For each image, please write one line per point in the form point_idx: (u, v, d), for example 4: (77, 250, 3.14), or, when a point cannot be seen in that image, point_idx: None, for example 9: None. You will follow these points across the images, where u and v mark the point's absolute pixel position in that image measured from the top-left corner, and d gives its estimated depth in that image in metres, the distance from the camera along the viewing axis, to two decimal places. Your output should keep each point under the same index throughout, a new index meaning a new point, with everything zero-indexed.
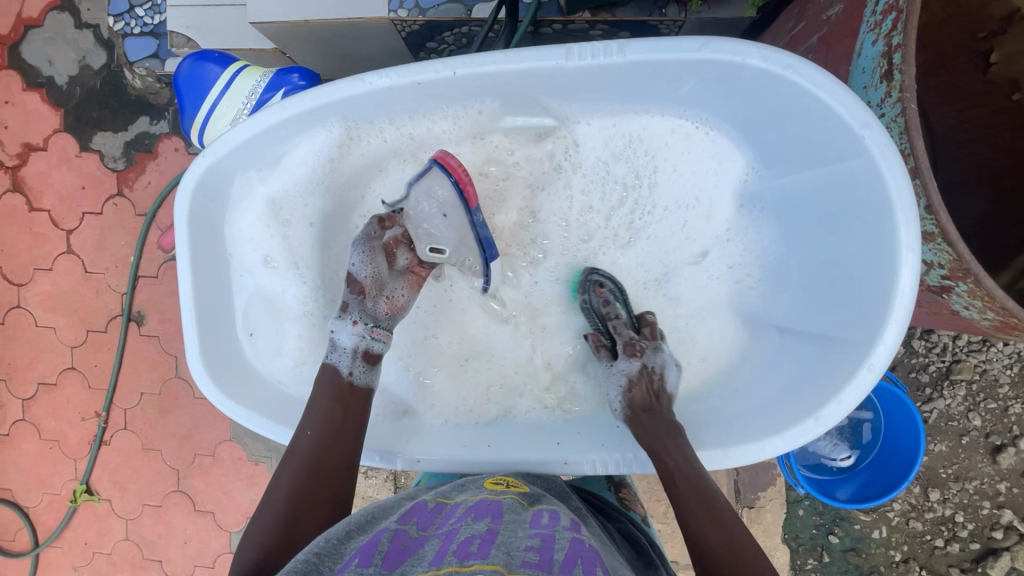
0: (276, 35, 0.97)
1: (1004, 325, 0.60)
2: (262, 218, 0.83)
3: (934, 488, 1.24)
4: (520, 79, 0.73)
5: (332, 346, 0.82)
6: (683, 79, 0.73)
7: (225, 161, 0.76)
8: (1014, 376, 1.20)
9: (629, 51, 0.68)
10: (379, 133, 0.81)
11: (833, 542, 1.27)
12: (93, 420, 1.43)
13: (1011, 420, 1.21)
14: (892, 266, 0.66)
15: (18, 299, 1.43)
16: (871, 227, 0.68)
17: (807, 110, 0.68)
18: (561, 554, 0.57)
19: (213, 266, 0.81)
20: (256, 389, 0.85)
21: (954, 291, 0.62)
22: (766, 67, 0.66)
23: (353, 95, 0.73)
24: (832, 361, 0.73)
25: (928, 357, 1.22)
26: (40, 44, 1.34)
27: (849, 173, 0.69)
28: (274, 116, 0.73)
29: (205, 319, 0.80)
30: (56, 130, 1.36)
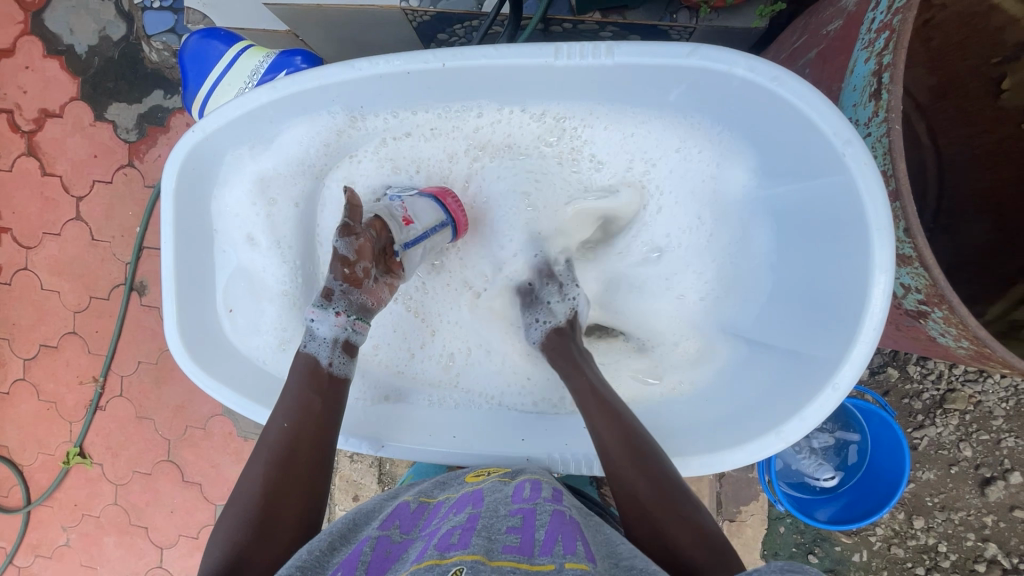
0: (288, 17, 0.98)
1: (980, 355, 0.59)
2: (249, 196, 0.85)
3: (918, 516, 1.23)
4: (515, 75, 0.73)
5: (309, 335, 0.79)
6: (672, 84, 0.73)
7: (214, 137, 0.77)
8: (1009, 410, 1.18)
9: (617, 54, 0.68)
10: (372, 119, 0.82)
11: (812, 562, 1.26)
12: (90, 385, 1.46)
13: (1002, 454, 1.19)
14: (864, 288, 0.65)
15: (26, 261, 1.46)
16: (847, 245, 0.67)
17: (791, 123, 0.68)
18: (541, 531, 0.58)
19: (196, 239, 0.83)
20: (230, 363, 0.86)
21: (930, 314, 0.61)
22: (753, 78, 0.65)
23: (341, 80, 0.73)
24: (798, 379, 0.73)
25: (923, 384, 1.20)
26: (63, 13, 1.37)
27: (828, 189, 0.68)
28: (264, 96, 0.74)
29: (184, 290, 0.81)
30: (72, 98, 1.39)
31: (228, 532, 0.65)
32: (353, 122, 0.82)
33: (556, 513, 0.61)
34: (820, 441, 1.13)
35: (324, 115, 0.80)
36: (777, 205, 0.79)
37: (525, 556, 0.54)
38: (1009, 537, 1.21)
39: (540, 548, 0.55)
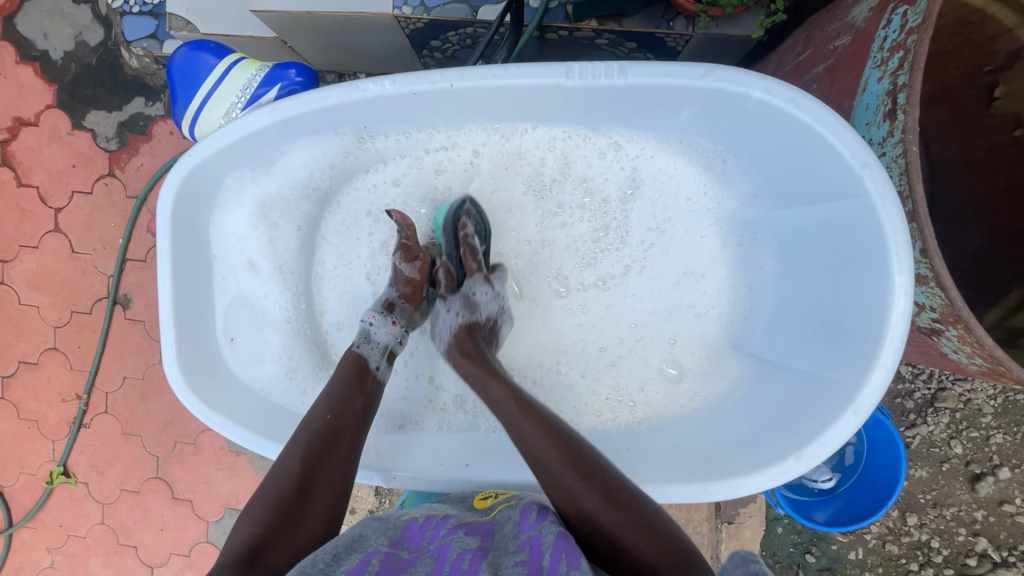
0: (277, 24, 0.95)
1: (992, 372, 0.59)
2: (250, 219, 0.82)
3: (912, 512, 1.25)
4: (521, 91, 0.72)
5: (364, 337, 0.83)
6: (684, 106, 0.73)
7: (213, 161, 0.75)
8: (998, 407, 1.21)
9: (631, 75, 0.67)
10: (381, 139, 0.81)
11: (809, 562, 1.28)
12: (74, 402, 1.41)
13: (991, 450, 1.22)
14: (883, 310, 0.65)
15: (3, 275, 1.41)
16: (864, 268, 0.68)
17: (805, 145, 0.68)
18: (547, 558, 0.56)
19: (195, 266, 0.80)
20: (232, 395, 0.83)
21: (942, 332, 0.62)
22: (769, 99, 0.66)
23: (345, 103, 0.71)
24: (819, 401, 0.73)
25: (914, 383, 1.22)
26: (36, 17, 1.32)
27: (844, 211, 0.68)
28: (264, 118, 0.72)
29: (183, 319, 0.78)
30: (49, 106, 1.34)
31: (254, 515, 0.62)
32: (362, 143, 0.81)
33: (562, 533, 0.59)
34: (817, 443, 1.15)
35: (333, 136, 0.79)
36: (793, 224, 0.80)
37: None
38: (998, 532, 1.24)
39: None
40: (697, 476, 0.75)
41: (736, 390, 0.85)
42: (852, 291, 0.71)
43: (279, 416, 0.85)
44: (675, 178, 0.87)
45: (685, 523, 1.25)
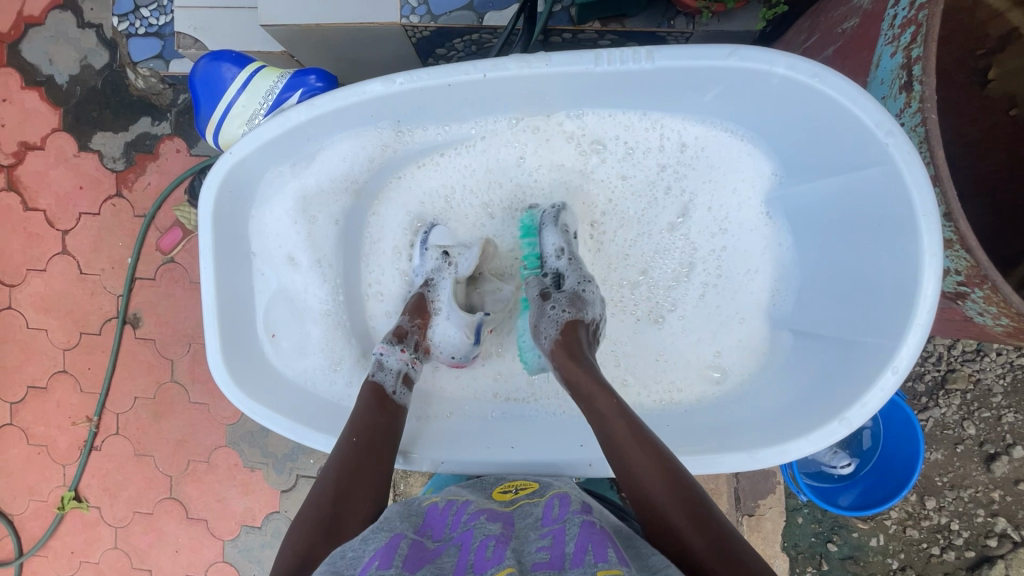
0: (286, 38, 0.97)
1: (1017, 331, 0.63)
2: (289, 214, 0.84)
3: (930, 496, 1.26)
4: (551, 82, 0.74)
5: (377, 366, 0.82)
6: (707, 85, 0.75)
7: (252, 159, 0.76)
8: (1007, 386, 1.22)
9: (657, 58, 0.69)
10: (418, 133, 0.83)
11: (831, 550, 1.28)
12: (84, 425, 1.40)
13: (1003, 429, 1.23)
14: (915, 272, 0.67)
15: (10, 300, 1.40)
16: (892, 233, 0.70)
17: (828, 115, 0.70)
18: (572, 545, 0.54)
19: (236, 262, 0.81)
20: (274, 387, 0.84)
21: (970, 296, 0.65)
22: (792, 75, 0.68)
23: (383, 94, 0.73)
24: (853, 367, 0.74)
25: (924, 366, 1.25)
26: (42, 43, 1.33)
27: (870, 179, 0.70)
28: (303, 115, 0.74)
29: (226, 315, 0.79)
30: (55, 129, 1.35)
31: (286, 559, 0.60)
32: (399, 137, 0.83)
33: (586, 524, 0.58)
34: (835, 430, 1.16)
35: (372, 130, 0.80)
36: (818, 197, 0.81)
37: (557, 571, 0.52)
38: (1017, 512, 1.24)
39: (570, 560, 0.52)
40: (742, 446, 0.77)
41: (774, 363, 0.87)
42: (882, 255, 0.72)
43: (322, 408, 0.85)
44: (710, 164, 0.88)
45: None
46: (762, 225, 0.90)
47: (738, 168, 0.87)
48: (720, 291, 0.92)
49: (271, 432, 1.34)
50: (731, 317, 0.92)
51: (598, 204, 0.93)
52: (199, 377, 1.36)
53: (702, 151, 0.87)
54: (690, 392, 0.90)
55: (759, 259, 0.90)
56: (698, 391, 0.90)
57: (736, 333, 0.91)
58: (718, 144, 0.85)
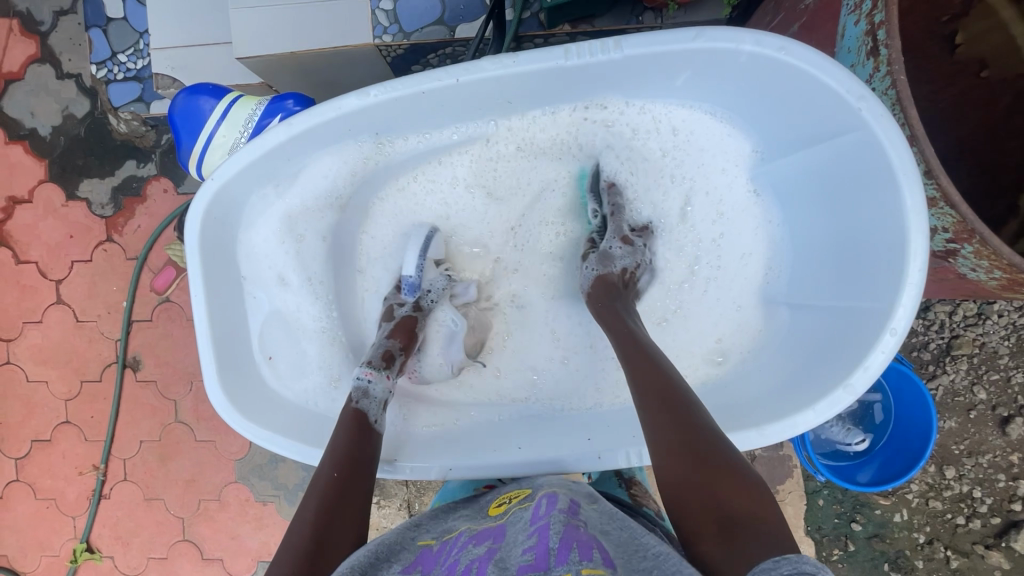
0: (263, 69, 0.99)
1: (1012, 282, 0.63)
2: (277, 234, 0.84)
3: (949, 465, 1.25)
4: (525, 81, 0.75)
5: (362, 393, 0.81)
6: (679, 69, 0.75)
7: (235, 183, 0.77)
8: (1013, 347, 1.22)
9: (626, 47, 0.70)
10: (399, 143, 0.84)
11: (856, 530, 1.27)
12: (91, 474, 1.38)
13: (1014, 390, 1.23)
14: (901, 232, 0.67)
15: (8, 355, 1.39)
16: (873, 195, 0.70)
17: (800, 87, 0.71)
18: (555, 545, 0.54)
19: (227, 287, 0.81)
20: (274, 409, 0.83)
21: (959, 253, 0.66)
22: (760, 51, 0.69)
23: (361, 107, 0.74)
24: (852, 334, 0.74)
25: (928, 335, 1.24)
26: (22, 97, 1.34)
27: (846, 145, 0.71)
28: (283, 135, 0.74)
29: (220, 341, 0.79)
30: (41, 181, 1.35)
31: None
32: (381, 149, 0.84)
33: (570, 523, 0.58)
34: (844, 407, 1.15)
35: (353, 144, 0.81)
36: (799, 170, 0.82)
37: (540, 570, 0.51)
38: None
39: (554, 559, 0.52)
40: (750, 423, 0.77)
41: (774, 339, 0.87)
42: (868, 220, 0.73)
43: (325, 426, 0.85)
44: (693, 147, 0.87)
45: None
46: (749, 203, 0.89)
47: (722, 147, 0.87)
48: (713, 276, 0.92)
49: (280, 463, 1.32)
50: (722, 301, 0.92)
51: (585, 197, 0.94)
52: (204, 415, 1.35)
53: (683, 133, 0.86)
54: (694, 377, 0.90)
55: (749, 239, 0.90)
56: (702, 375, 0.90)
57: (731, 317, 0.91)
58: (699, 125, 0.85)
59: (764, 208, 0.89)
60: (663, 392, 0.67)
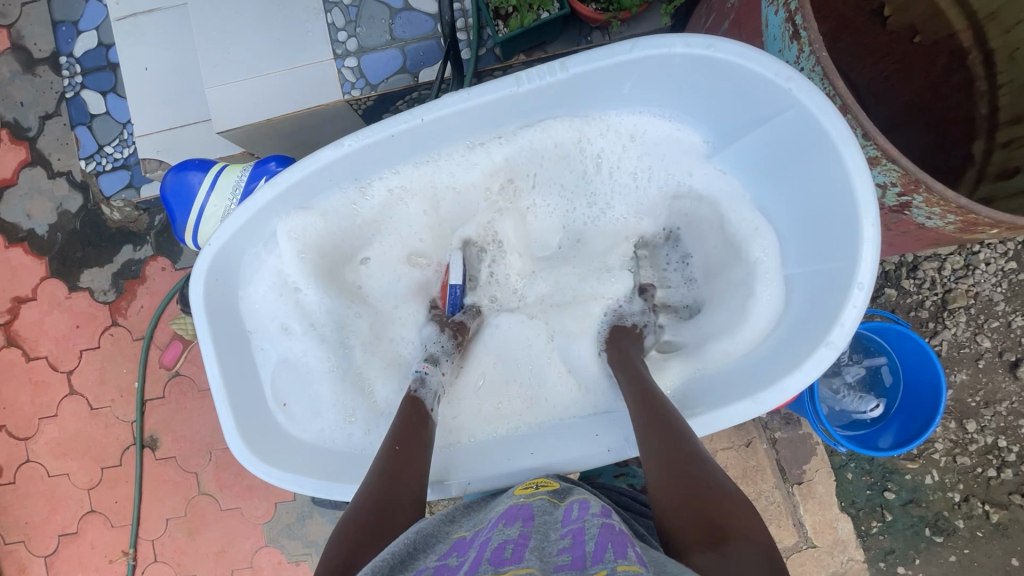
0: (243, 139, 1.04)
1: (967, 224, 0.66)
2: (274, 287, 0.88)
3: (969, 419, 1.25)
4: (483, 111, 0.80)
5: (419, 383, 0.85)
6: (621, 78, 0.80)
7: (228, 246, 0.81)
8: (1007, 292, 1.24)
9: (570, 66, 0.76)
10: (378, 185, 0.88)
11: (891, 499, 1.26)
12: (122, 560, 1.38)
13: (1017, 334, 1.24)
14: (851, 192, 0.70)
15: (27, 453, 1.41)
16: (820, 164, 0.74)
17: (734, 79, 0.76)
18: (592, 545, 0.55)
19: (235, 342, 0.84)
20: (293, 452, 0.86)
21: (915, 204, 0.68)
22: (691, 51, 0.74)
23: (336, 158, 0.79)
24: (821, 295, 0.77)
25: (921, 293, 1.26)
26: (17, 201, 1.40)
27: (787, 123, 0.75)
28: (267, 194, 0.79)
29: (235, 395, 0.82)
30: (44, 278, 1.40)
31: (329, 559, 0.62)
32: (363, 192, 0.88)
33: (605, 525, 0.59)
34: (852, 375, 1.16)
35: (334, 192, 0.85)
36: (748, 152, 0.85)
37: (579, 569, 0.52)
38: None
39: (590, 556, 0.53)
40: (744, 395, 0.79)
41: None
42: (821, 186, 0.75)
43: (346, 461, 0.87)
44: (655, 146, 0.91)
45: (756, 496, 1.25)
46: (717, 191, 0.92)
47: (679, 140, 0.89)
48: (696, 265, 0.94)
49: (309, 519, 1.33)
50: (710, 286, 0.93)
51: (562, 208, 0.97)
52: (227, 483, 1.36)
53: (642, 134, 0.89)
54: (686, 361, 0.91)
55: None
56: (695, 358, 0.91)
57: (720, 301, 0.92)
58: (656, 125, 0.89)
59: None
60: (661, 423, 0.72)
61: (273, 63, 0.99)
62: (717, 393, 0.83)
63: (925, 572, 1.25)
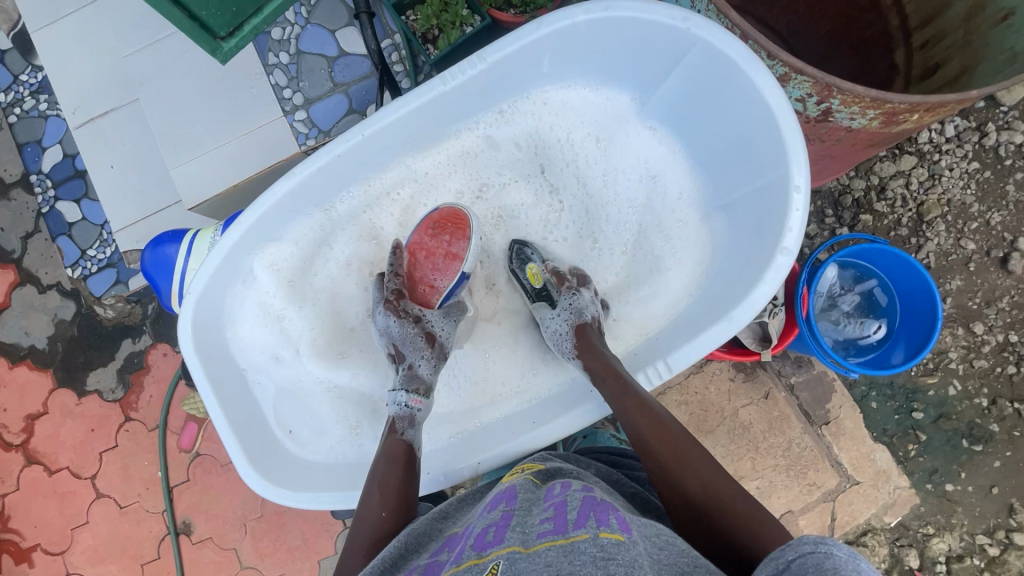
0: (213, 210, 1.08)
1: (886, 114, 0.71)
2: (260, 321, 0.97)
3: (975, 322, 1.26)
4: (422, 115, 0.92)
5: (408, 420, 0.88)
6: (541, 58, 0.93)
7: (207, 293, 0.90)
8: (976, 192, 1.27)
9: (487, 57, 0.87)
10: (341, 204, 1.00)
11: (921, 418, 1.25)
12: None
13: (998, 230, 1.27)
14: (762, 104, 0.82)
15: (65, 566, 1.40)
16: (740, 89, 0.85)
17: (642, 36, 0.89)
18: (574, 513, 0.60)
19: (232, 382, 0.92)
20: (305, 470, 0.93)
21: (836, 109, 0.74)
22: (592, 16, 0.86)
23: (292, 188, 0.89)
24: (768, 205, 0.88)
25: (896, 212, 1.28)
26: (13, 321, 1.43)
27: (698, 59, 0.87)
28: (238, 233, 0.89)
29: (242, 429, 0.89)
30: (51, 389, 1.42)
31: None
32: (330, 215, 1.00)
33: (586, 496, 0.63)
34: (850, 302, 1.15)
35: (306, 218, 0.98)
36: (671, 98, 0.98)
37: (562, 533, 0.57)
38: None
39: (573, 523, 0.58)
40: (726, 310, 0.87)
41: (719, 245, 0.99)
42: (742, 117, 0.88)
43: (355, 469, 0.94)
44: (578, 114, 1.03)
45: (787, 445, 1.24)
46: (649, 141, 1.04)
47: (604, 103, 1.02)
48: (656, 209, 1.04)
49: None
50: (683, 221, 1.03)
51: (529, 183, 1.08)
52: (266, 552, 1.35)
53: (562, 109, 1.03)
54: (674, 296, 1.01)
55: (674, 165, 1.03)
56: (680, 292, 1.00)
57: (692, 236, 1.02)
58: (575, 96, 1.02)
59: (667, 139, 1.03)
60: (638, 402, 0.81)
61: (230, 132, 1.04)
62: (706, 317, 0.91)
63: (973, 484, 1.23)
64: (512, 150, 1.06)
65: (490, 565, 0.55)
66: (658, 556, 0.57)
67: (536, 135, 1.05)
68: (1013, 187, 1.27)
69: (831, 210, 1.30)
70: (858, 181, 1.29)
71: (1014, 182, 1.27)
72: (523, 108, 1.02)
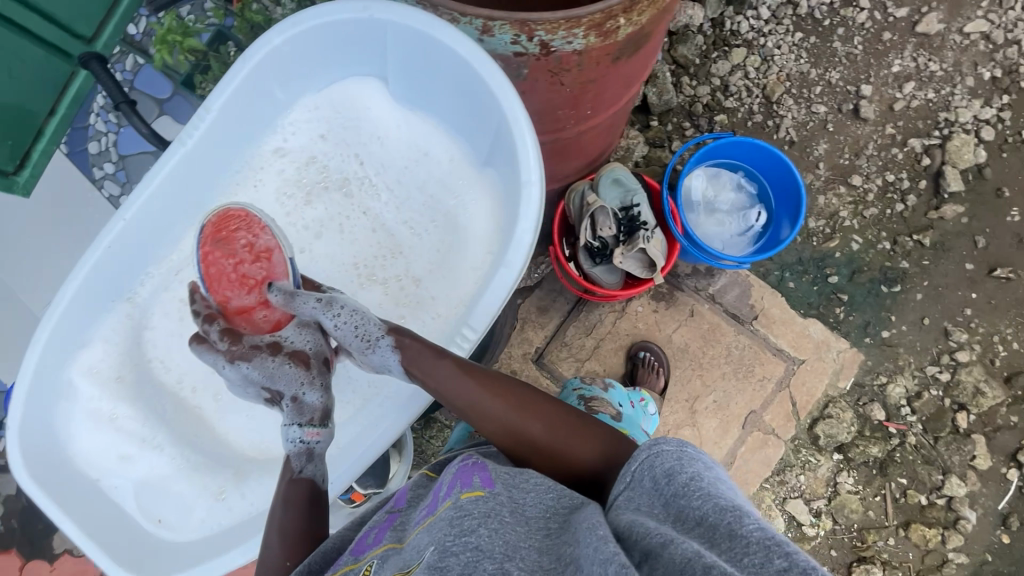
0: None
1: (594, 26, 0.66)
2: (94, 428, 0.94)
3: (852, 175, 1.31)
4: (174, 172, 0.92)
5: (307, 456, 0.82)
6: (268, 87, 0.96)
7: (26, 419, 0.87)
8: (809, 59, 1.33)
9: (212, 105, 0.90)
10: (145, 285, 0.99)
11: (838, 281, 1.29)
12: None
13: (841, 86, 1.32)
14: (454, 50, 0.78)
15: None
16: (437, 44, 0.82)
17: (345, 30, 0.91)
18: (442, 489, 0.63)
19: (76, 493, 0.88)
20: (173, 560, 0.86)
21: (553, 34, 0.67)
22: (285, 35, 0.89)
23: (77, 286, 0.89)
24: (509, 141, 0.82)
25: (746, 102, 1.33)
26: None
27: (401, 31, 0.86)
28: (34, 351, 0.88)
29: (99, 533, 0.85)
30: (20, 566, 1.38)
31: None
32: (137, 303, 0.99)
33: (461, 467, 0.66)
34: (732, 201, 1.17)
35: (110, 311, 0.96)
36: (405, 81, 0.97)
37: (431, 511, 0.60)
38: (917, 127, 1.31)
39: (441, 497, 0.61)
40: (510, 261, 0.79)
41: (502, 197, 0.93)
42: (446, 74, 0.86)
43: (224, 540, 0.86)
44: (341, 124, 1.03)
45: (727, 351, 1.27)
46: (415, 124, 1.01)
47: (360, 104, 1.02)
48: (444, 185, 1.01)
49: None
50: (470, 191, 0.98)
51: (314, 206, 1.03)
52: None
53: (325, 122, 1.03)
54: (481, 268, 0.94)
55: (443, 138, 1.00)
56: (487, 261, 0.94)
57: (482, 201, 0.97)
58: (331, 108, 1.03)
59: (427, 117, 1.00)
60: (499, 392, 0.75)
61: None
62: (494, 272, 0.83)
63: (905, 322, 1.28)
64: (287, 181, 1.03)
65: (364, 568, 0.58)
66: (527, 499, 0.59)
67: (308, 160, 1.04)
68: (839, 44, 1.33)
69: (689, 123, 1.33)
70: (702, 88, 1.33)
71: (838, 38, 1.33)
72: (285, 138, 1.03)
